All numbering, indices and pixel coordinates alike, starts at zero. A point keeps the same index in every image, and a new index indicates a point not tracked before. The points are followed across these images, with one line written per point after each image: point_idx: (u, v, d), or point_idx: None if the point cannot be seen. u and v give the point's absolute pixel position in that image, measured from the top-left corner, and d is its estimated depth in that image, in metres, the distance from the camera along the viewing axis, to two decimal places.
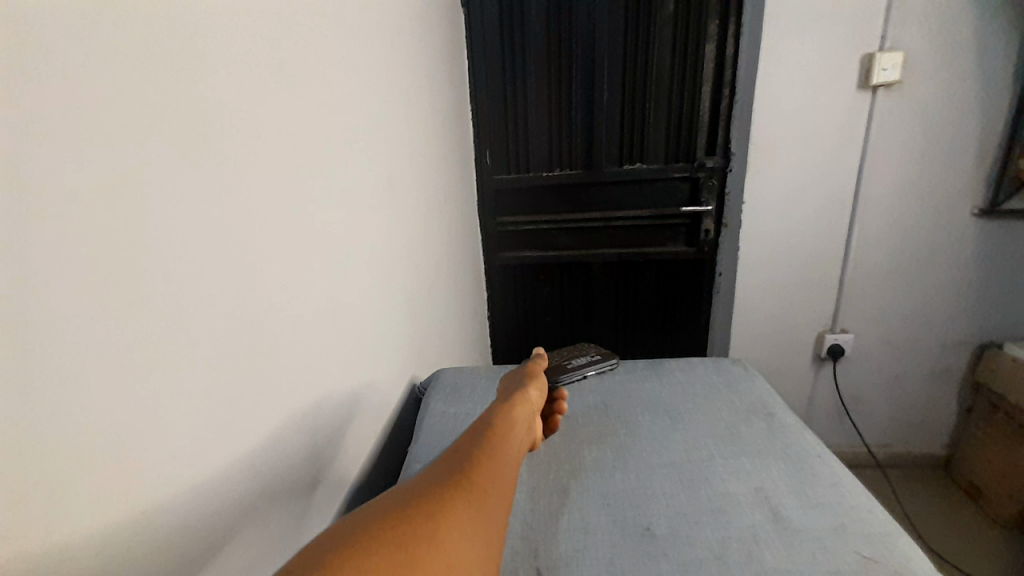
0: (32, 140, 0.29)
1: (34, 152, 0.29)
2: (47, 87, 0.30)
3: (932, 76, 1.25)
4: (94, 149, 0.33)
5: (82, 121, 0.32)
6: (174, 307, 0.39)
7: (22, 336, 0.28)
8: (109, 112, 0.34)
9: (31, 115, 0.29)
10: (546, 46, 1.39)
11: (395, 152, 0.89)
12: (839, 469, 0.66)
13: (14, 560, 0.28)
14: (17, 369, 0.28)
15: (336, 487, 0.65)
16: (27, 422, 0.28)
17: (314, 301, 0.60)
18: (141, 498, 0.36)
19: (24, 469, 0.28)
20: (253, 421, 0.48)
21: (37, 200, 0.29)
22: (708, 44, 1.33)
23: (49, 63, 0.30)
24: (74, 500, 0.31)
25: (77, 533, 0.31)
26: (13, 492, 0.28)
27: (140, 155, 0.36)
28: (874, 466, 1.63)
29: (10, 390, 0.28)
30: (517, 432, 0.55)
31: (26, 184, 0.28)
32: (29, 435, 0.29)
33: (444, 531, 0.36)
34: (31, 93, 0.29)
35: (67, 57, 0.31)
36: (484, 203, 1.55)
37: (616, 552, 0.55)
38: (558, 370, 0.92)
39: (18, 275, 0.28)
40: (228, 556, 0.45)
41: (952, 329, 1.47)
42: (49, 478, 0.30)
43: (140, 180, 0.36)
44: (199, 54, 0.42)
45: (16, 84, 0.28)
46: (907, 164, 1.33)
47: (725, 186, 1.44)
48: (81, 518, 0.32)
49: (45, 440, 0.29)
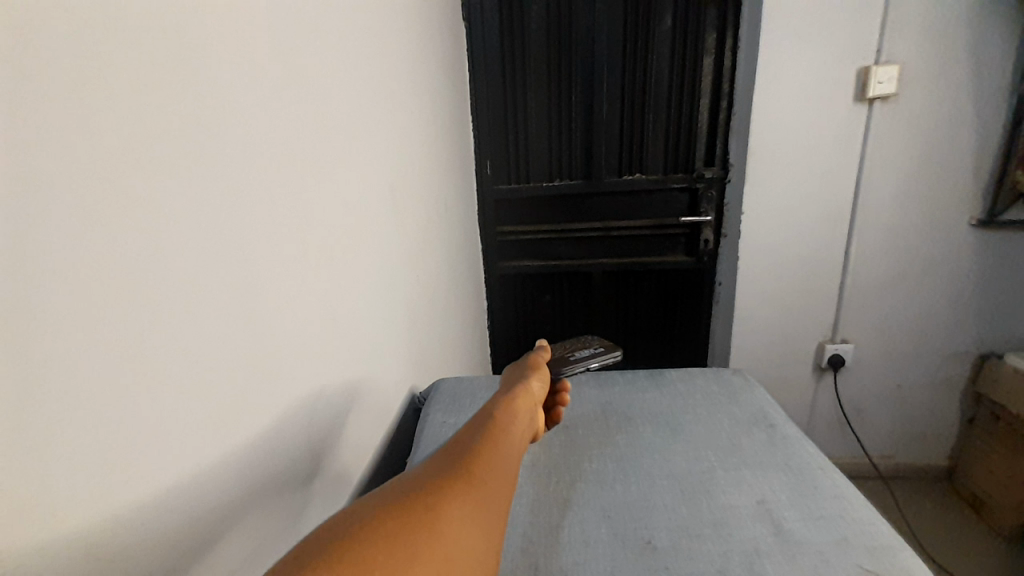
0: (40, 155, 0.29)
1: (38, 163, 0.29)
2: (53, 100, 0.30)
3: (928, 88, 1.27)
4: (99, 162, 0.33)
5: (89, 135, 0.32)
6: (174, 318, 0.39)
7: (22, 348, 0.28)
8: (115, 126, 0.34)
9: (36, 126, 0.29)
10: (546, 59, 1.41)
11: (396, 162, 0.89)
12: (841, 481, 0.66)
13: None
14: (17, 384, 0.28)
15: (333, 499, 0.64)
16: (26, 438, 0.28)
17: (313, 310, 0.60)
18: (140, 509, 0.36)
19: (24, 481, 0.28)
20: (253, 434, 0.48)
21: (41, 214, 0.29)
22: (706, 57, 1.37)
23: (56, 76, 0.31)
24: (73, 510, 0.31)
25: (74, 546, 0.31)
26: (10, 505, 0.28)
27: (144, 166, 0.37)
28: (876, 478, 1.61)
29: (9, 403, 0.28)
30: (518, 424, 0.54)
31: (32, 195, 0.29)
32: (27, 450, 0.28)
33: (445, 520, 0.36)
34: (38, 105, 0.29)
35: (73, 73, 0.32)
36: (484, 212, 1.56)
37: (616, 566, 0.55)
38: (561, 361, 0.85)
39: (18, 284, 0.28)
40: (224, 569, 0.44)
41: (951, 339, 1.46)
42: (47, 490, 0.30)
43: (146, 193, 0.37)
44: (203, 65, 0.43)
45: (23, 97, 0.29)
46: (904, 175, 1.34)
47: (723, 197, 1.48)
48: (78, 531, 0.31)
49: (45, 453, 0.29)
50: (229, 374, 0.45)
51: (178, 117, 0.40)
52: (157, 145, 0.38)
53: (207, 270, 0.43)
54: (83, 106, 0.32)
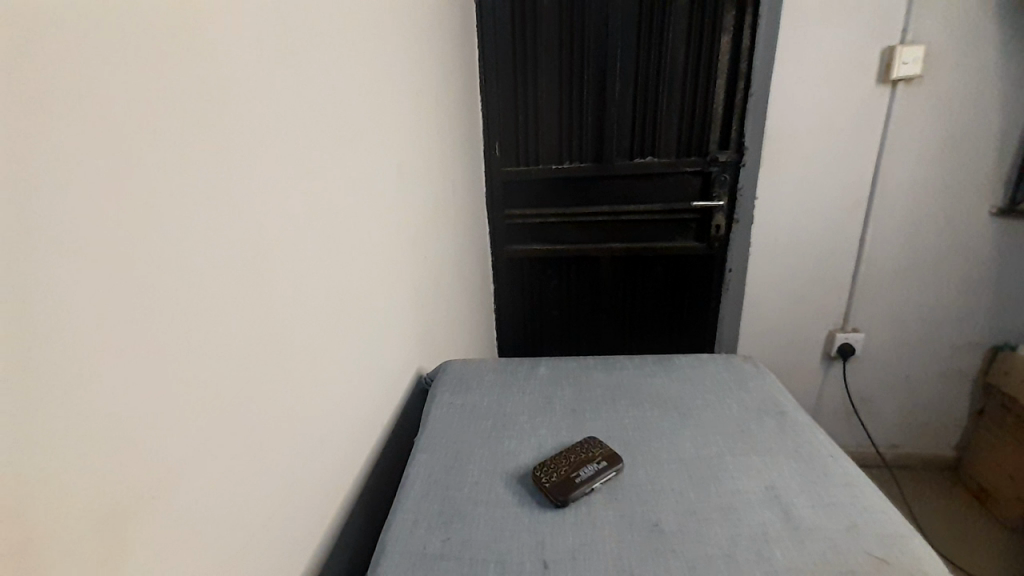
0: (66, 117, 0.28)
1: (65, 124, 0.28)
2: (79, 60, 0.29)
3: (955, 70, 1.22)
4: (124, 128, 0.32)
5: (112, 97, 0.31)
6: (194, 293, 0.38)
7: (52, 317, 0.28)
8: (137, 90, 0.33)
9: (38, 85, 0.27)
10: (559, 36, 1.36)
11: (404, 140, 0.87)
12: (852, 468, 0.66)
13: (48, 545, 0.28)
14: (49, 352, 0.28)
15: (341, 477, 0.65)
16: (59, 410, 0.28)
17: (321, 287, 0.59)
18: (151, 498, 0.35)
19: (62, 451, 0.28)
20: (265, 411, 0.48)
21: (69, 181, 0.28)
22: (723, 36, 1.32)
23: (63, 34, 0.28)
24: (84, 502, 0.30)
25: (107, 517, 0.31)
26: (47, 474, 0.27)
27: (167, 134, 0.35)
28: (881, 466, 1.61)
29: (45, 372, 0.27)
30: None
31: (55, 157, 0.27)
32: (60, 420, 0.28)
33: None
34: (63, 65, 0.28)
35: (94, 32, 0.30)
36: (493, 195, 1.54)
37: (623, 548, 0.55)
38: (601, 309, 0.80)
39: (32, 261, 0.26)
40: (243, 540, 0.45)
41: (965, 330, 1.44)
42: (79, 460, 0.29)
43: (172, 165, 0.36)
44: (222, 30, 0.41)
45: (30, 55, 0.26)
46: (925, 161, 1.30)
47: (736, 182, 1.44)
48: (108, 504, 0.31)
49: (77, 426, 0.29)
50: (246, 353, 0.45)
51: (189, 82, 0.37)
52: (168, 112, 0.35)
53: (227, 244, 0.42)
54: (89, 68, 0.30)
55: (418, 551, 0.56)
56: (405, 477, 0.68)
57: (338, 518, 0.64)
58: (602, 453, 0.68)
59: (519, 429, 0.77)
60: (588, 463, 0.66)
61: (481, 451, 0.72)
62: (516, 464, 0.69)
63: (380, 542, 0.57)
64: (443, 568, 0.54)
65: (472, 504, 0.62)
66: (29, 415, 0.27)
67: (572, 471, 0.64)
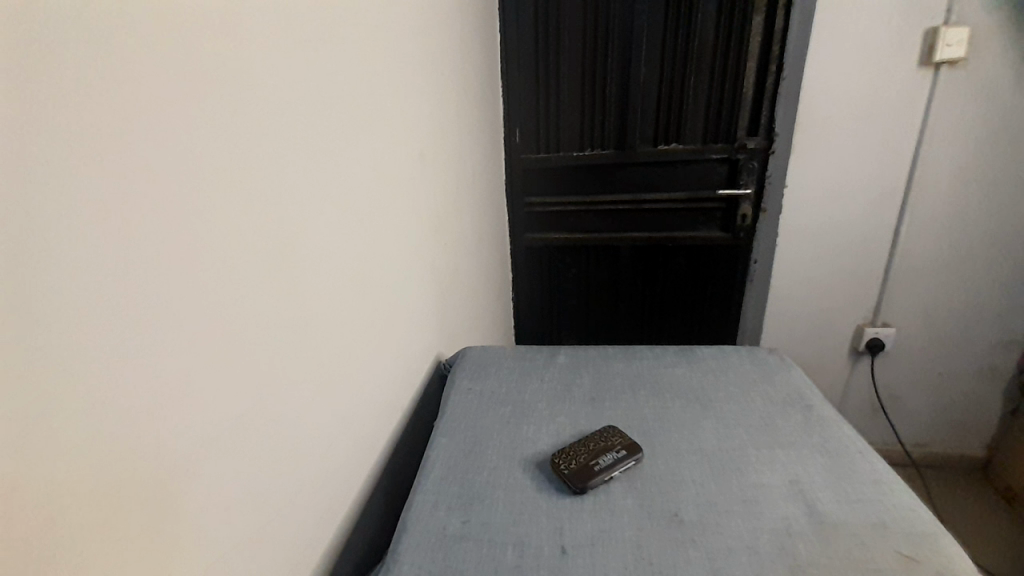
0: (108, 115, 0.30)
1: (105, 123, 0.30)
2: (123, 65, 0.31)
3: (1003, 52, 1.16)
4: (157, 125, 0.33)
5: (149, 96, 0.32)
6: (220, 280, 0.39)
7: (97, 305, 0.29)
8: (173, 88, 0.34)
9: (78, 83, 0.28)
10: (582, 19, 1.33)
11: (426, 126, 0.87)
12: (881, 466, 0.64)
13: (92, 515, 0.30)
14: (93, 336, 0.29)
15: (362, 458, 0.67)
16: (101, 388, 0.30)
17: (342, 273, 0.60)
18: (178, 475, 0.36)
19: (107, 426, 0.31)
20: (288, 392, 0.50)
21: (107, 178, 0.30)
22: (755, 16, 1.26)
23: (104, 40, 0.30)
24: (117, 476, 0.31)
25: (141, 489, 0.33)
26: (92, 446, 0.30)
27: (198, 127, 0.36)
28: (907, 465, 1.57)
29: (90, 354, 0.29)
30: None
31: (99, 158, 0.29)
32: (102, 395, 0.30)
33: None
34: (105, 67, 0.30)
35: (131, 33, 0.31)
36: (513, 182, 1.53)
37: (641, 537, 0.55)
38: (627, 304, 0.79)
39: (81, 252, 0.28)
40: (268, 512, 0.47)
41: (1001, 327, 1.39)
42: (120, 434, 0.31)
43: (202, 158, 0.37)
44: (246, 22, 0.42)
45: (68, 56, 0.28)
46: (965, 150, 1.24)
47: (765, 169, 1.39)
48: (141, 476, 0.33)
49: (117, 404, 0.31)
50: (269, 338, 0.46)
51: (212, 72, 0.38)
52: (180, 94, 0.35)
53: (252, 232, 0.43)
54: (129, 68, 0.31)
55: (437, 533, 0.57)
56: (425, 459, 0.69)
57: (359, 497, 0.66)
58: (621, 442, 0.67)
59: (538, 416, 0.77)
60: (607, 451, 0.66)
61: (500, 437, 0.72)
62: (535, 450, 0.70)
63: (400, 523, 0.59)
64: (462, 549, 0.55)
65: (491, 487, 0.63)
66: (48, 394, 0.27)
67: (590, 459, 0.64)
